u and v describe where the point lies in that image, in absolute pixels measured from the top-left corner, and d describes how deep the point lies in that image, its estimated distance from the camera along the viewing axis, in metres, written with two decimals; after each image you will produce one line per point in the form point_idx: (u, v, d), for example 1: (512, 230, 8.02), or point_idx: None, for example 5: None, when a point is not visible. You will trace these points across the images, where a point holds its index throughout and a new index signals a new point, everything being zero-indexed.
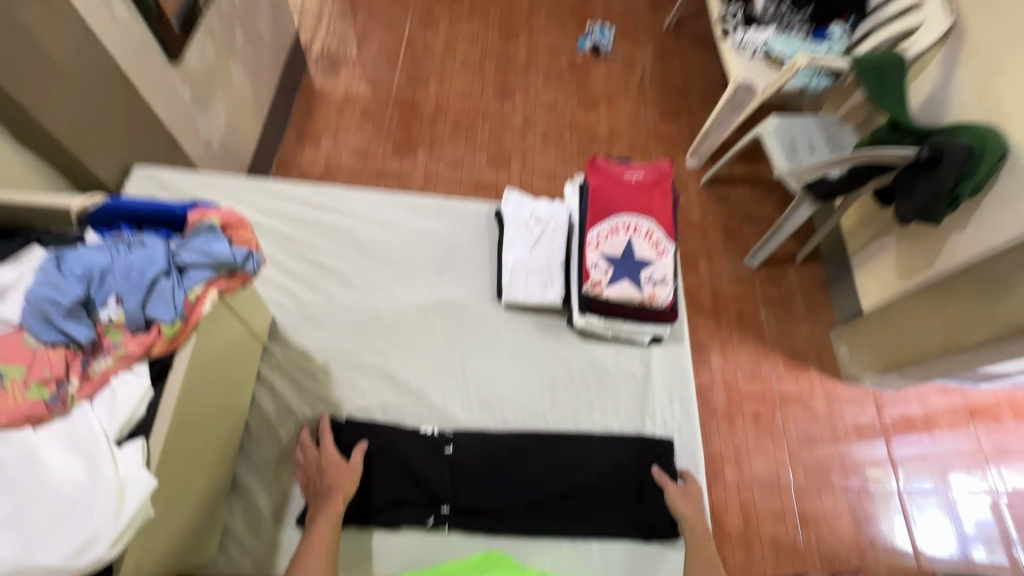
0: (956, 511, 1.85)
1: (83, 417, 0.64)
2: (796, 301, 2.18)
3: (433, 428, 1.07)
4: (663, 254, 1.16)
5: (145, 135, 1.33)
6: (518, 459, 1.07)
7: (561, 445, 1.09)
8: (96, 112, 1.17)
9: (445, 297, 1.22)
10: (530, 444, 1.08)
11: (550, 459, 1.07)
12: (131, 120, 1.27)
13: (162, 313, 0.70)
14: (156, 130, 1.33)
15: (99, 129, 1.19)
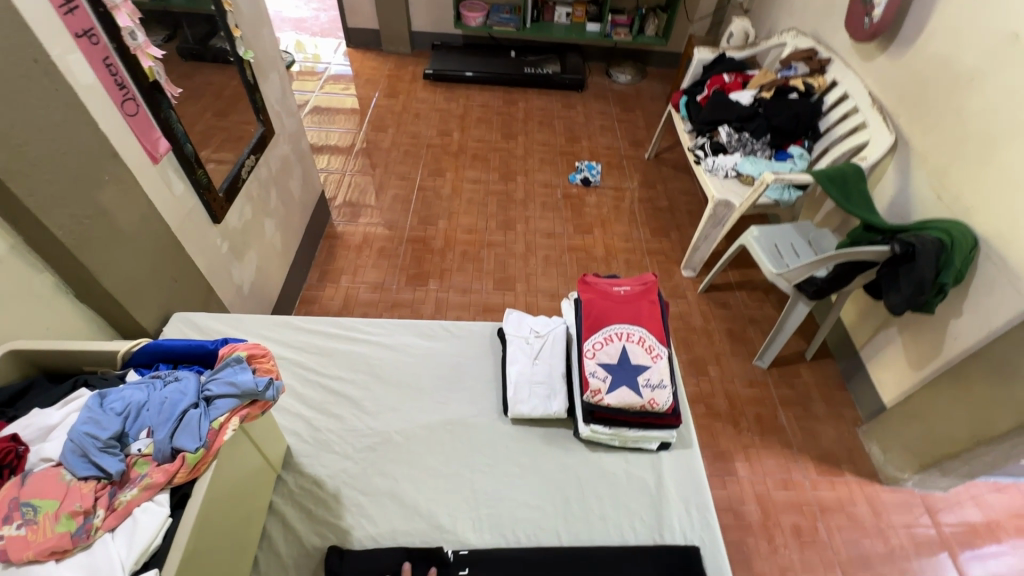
0: None
1: (104, 548, 0.68)
2: (815, 400, 2.14)
3: (448, 549, 1.05)
4: (657, 358, 1.22)
5: (185, 285, 1.50)
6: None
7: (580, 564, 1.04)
8: (149, 269, 1.35)
9: (454, 415, 1.26)
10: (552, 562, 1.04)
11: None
12: (175, 273, 1.45)
13: (187, 442, 0.75)
14: (195, 278, 1.52)
15: (151, 283, 1.37)
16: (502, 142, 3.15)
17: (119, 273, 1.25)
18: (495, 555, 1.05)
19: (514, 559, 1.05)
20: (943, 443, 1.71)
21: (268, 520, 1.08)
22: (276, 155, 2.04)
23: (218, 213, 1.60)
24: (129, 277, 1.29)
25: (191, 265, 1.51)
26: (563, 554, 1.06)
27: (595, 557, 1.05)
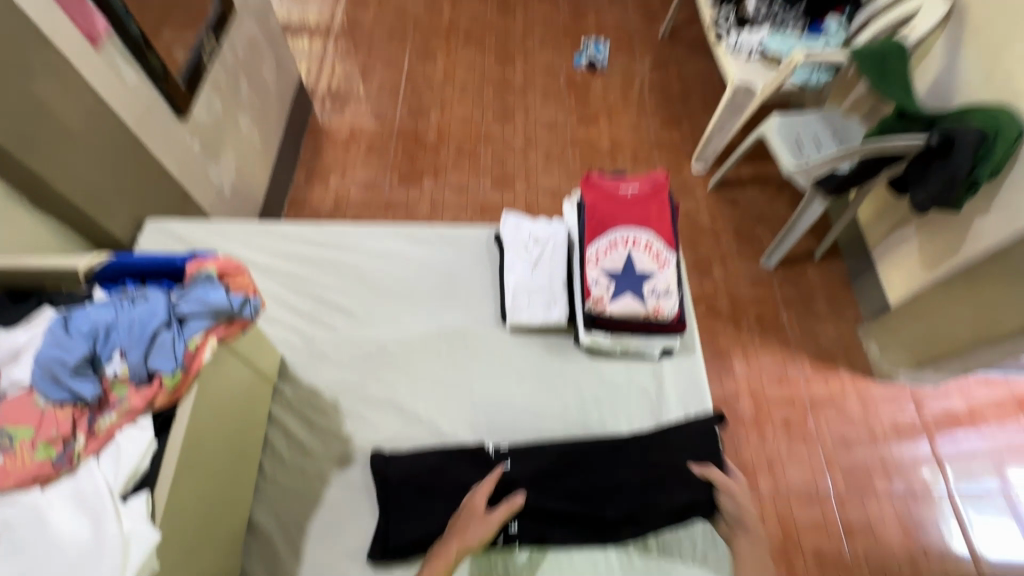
0: (1020, 512, 1.75)
1: (89, 472, 0.65)
2: (819, 299, 2.11)
3: (493, 445, 1.08)
4: (664, 265, 1.14)
5: (157, 189, 1.39)
6: (560, 473, 1.05)
7: (600, 460, 1.07)
8: (111, 174, 1.23)
9: (451, 324, 1.22)
10: (565, 462, 1.06)
11: (596, 470, 1.06)
12: (142, 177, 1.32)
13: (162, 364, 0.71)
14: (168, 183, 1.40)
15: (115, 189, 1.25)
16: (500, 17, 2.78)
17: (74, 175, 1.14)
18: (536, 445, 1.08)
19: (554, 450, 1.07)
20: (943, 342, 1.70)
21: (269, 429, 1.09)
22: (241, 36, 1.78)
23: (181, 105, 1.42)
24: (89, 183, 1.17)
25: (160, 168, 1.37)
26: (571, 456, 1.07)
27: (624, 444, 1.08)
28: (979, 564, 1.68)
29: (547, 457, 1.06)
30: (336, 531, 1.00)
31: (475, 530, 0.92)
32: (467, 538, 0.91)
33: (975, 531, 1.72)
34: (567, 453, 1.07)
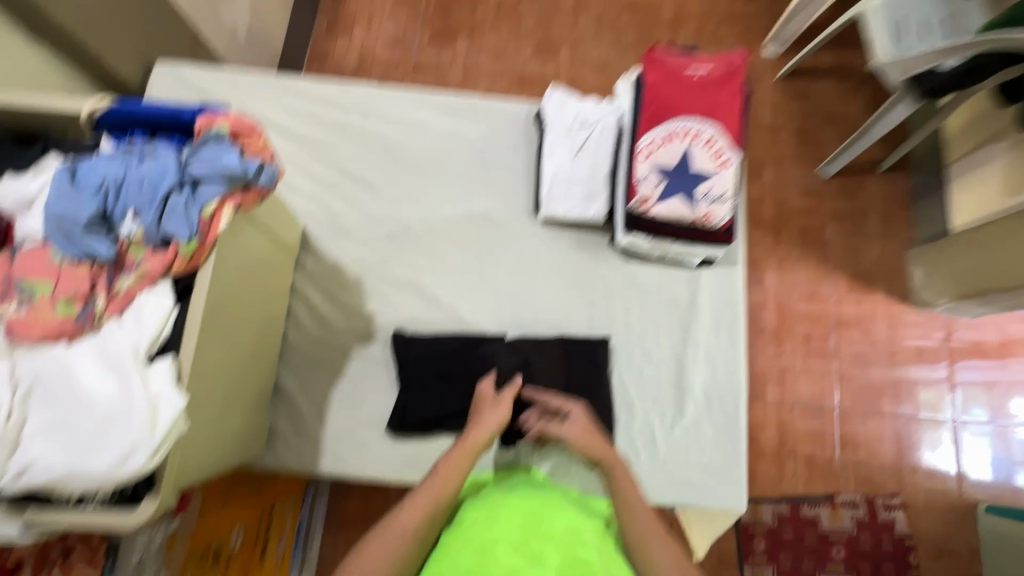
0: (1014, 442, 1.77)
1: (112, 332, 0.64)
2: (872, 217, 1.95)
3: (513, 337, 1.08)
4: (724, 165, 1.02)
5: (162, 27, 1.23)
6: (541, 370, 1.04)
7: (586, 367, 1.06)
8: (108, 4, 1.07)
9: (480, 210, 1.14)
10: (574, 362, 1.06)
11: (566, 370, 1.05)
12: (143, 10, 1.16)
13: (178, 230, 0.67)
14: (173, 20, 1.24)
15: (115, 23, 1.11)
16: None
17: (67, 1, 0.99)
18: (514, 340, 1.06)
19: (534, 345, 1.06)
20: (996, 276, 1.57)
21: (292, 299, 1.08)
22: None
23: None
24: (86, 14, 1.03)
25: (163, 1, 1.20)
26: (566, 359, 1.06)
27: (597, 350, 1.07)
28: (963, 484, 1.75)
29: (524, 353, 1.05)
30: (357, 401, 1.04)
31: (491, 418, 0.89)
32: (483, 423, 0.88)
33: (968, 457, 1.77)
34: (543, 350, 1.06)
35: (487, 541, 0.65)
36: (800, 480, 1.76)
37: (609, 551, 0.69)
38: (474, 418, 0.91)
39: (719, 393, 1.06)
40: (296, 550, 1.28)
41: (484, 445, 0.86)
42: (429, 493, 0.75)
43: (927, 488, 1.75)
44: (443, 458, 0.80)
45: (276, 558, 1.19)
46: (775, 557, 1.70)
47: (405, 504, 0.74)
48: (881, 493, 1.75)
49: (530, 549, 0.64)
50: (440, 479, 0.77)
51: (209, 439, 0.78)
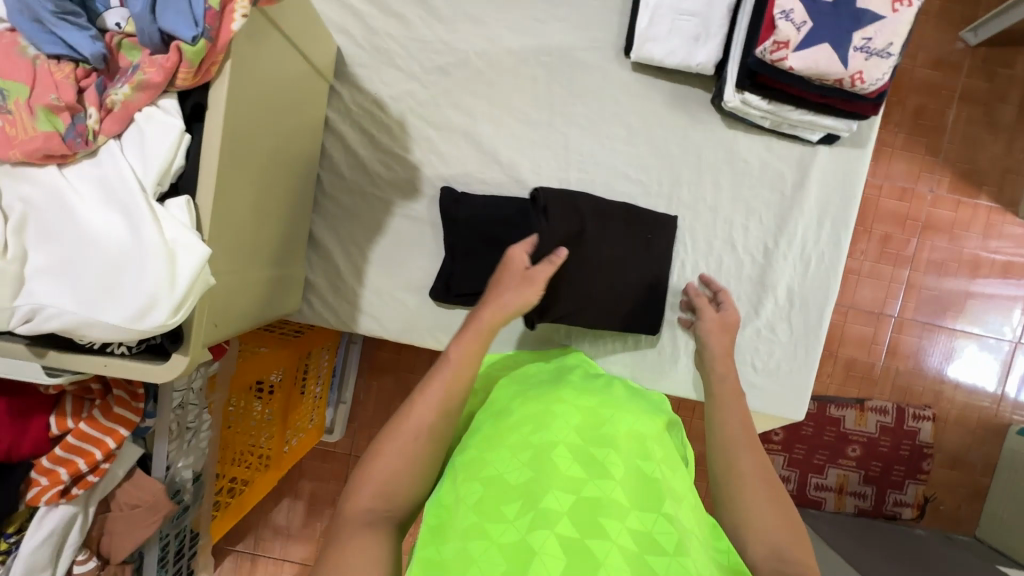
0: None
1: (112, 158, 0.51)
2: (1009, 101, 1.54)
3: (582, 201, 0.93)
4: (901, 8, 0.76)
5: None
6: (600, 242, 0.88)
7: (652, 245, 0.90)
8: None
9: (554, 43, 0.91)
10: (642, 233, 0.90)
11: (625, 242, 0.89)
12: None
13: (178, 27, 0.50)
14: None
15: None
16: None
17: None
18: (569, 197, 0.88)
19: (591, 209, 0.88)
20: None
21: (325, 137, 0.92)
22: None
23: None
24: None
25: None
26: (633, 231, 0.90)
27: (655, 226, 0.90)
28: (1000, 403, 1.60)
29: (580, 220, 0.87)
30: (398, 260, 0.94)
31: (513, 295, 0.74)
32: (504, 301, 0.73)
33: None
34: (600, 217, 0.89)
35: (541, 442, 0.54)
36: (835, 379, 1.62)
37: (680, 468, 0.58)
38: (492, 292, 0.75)
39: (805, 295, 0.93)
40: (332, 388, 1.33)
41: (503, 322, 0.72)
42: (442, 381, 0.63)
43: (963, 407, 1.60)
44: (456, 339, 0.68)
45: (315, 395, 1.23)
46: (789, 450, 1.60)
47: (418, 393, 0.62)
48: (916, 404, 1.60)
49: (592, 456, 0.53)
50: (451, 367, 0.64)
51: (241, 287, 0.70)
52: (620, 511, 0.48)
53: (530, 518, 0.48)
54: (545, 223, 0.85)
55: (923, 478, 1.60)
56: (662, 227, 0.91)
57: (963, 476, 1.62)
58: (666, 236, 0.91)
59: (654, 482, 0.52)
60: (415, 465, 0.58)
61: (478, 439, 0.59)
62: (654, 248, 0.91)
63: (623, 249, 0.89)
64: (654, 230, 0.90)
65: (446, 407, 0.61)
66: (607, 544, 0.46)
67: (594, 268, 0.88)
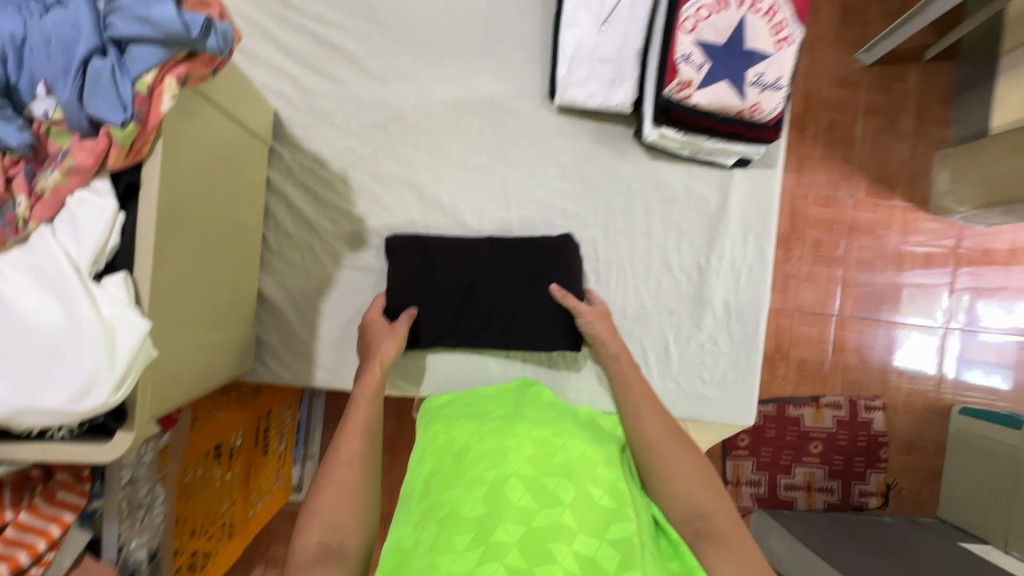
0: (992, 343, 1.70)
1: (44, 243, 0.52)
2: (906, 112, 1.70)
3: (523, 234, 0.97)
4: (783, 45, 0.85)
5: None
6: (490, 280, 0.94)
7: (548, 272, 0.94)
8: None
9: (485, 92, 0.97)
10: (536, 262, 0.94)
11: (510, 273, 0.94)
12: None
13: (107, 113, 0.52)
14: None
15: None
16: None
17: None
18: (423, 239, 0.93)
19: (463, 247, 0.94)
20: None
21: (268, 197, 0.94)
22: None
23: None
24: None
25: None
26: (526, 263, 0.94)
27: (525, 248, 0.95)
28: (942, 386, 1.71)
29: (479, 260, 0.94)
30: (351, 313, 0.96)
31: (389, 342, 0.86)
32: (383, 350, 0.85)
33: (961, 363, 1.70)
34: (462, 247, 0.94)
35: (495, 478, 0.56)
36: (790, 381, 1.70)
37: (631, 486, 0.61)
38: (371, 345, 0.87)
39: (740, 308, 0.99)
40: (298, 446, 1.30)
41: (394, 360, 0.85)
42: (362, 419, 0.76)
43: (909, 393, 1.71)
44: (360, 379, 0.82)
45: (279, 453, 1.20)
46: (756, 453, 1.66)
47: (341, 431, 0.74)
48: (866, 396, 1.70)
49: (543, 488, 0.54)
50: (363, 397, 0.79)
51: (190, 352, 0.71)
52: (568, 534, 0.50)
53: (480, 551, 0.48)
54: (427, 274, 0.93)
55: (882, 466, 1.68)
56: (534, 248, 0.95)
57: (918, 460, 1.71)
58: (538, 255, 0.94)
59: (602, 506, 0.54)
60: (356, 497, 0.67)
61: (437, 482, 0.60)
62: (527, 267, 0.95)
63: (504, 275, 0.94)
64: (546, 254, 0.94)
65: (368, 433, 0.75)
66: (553, 568, 0.46)
67: (496, 299, 0.94)
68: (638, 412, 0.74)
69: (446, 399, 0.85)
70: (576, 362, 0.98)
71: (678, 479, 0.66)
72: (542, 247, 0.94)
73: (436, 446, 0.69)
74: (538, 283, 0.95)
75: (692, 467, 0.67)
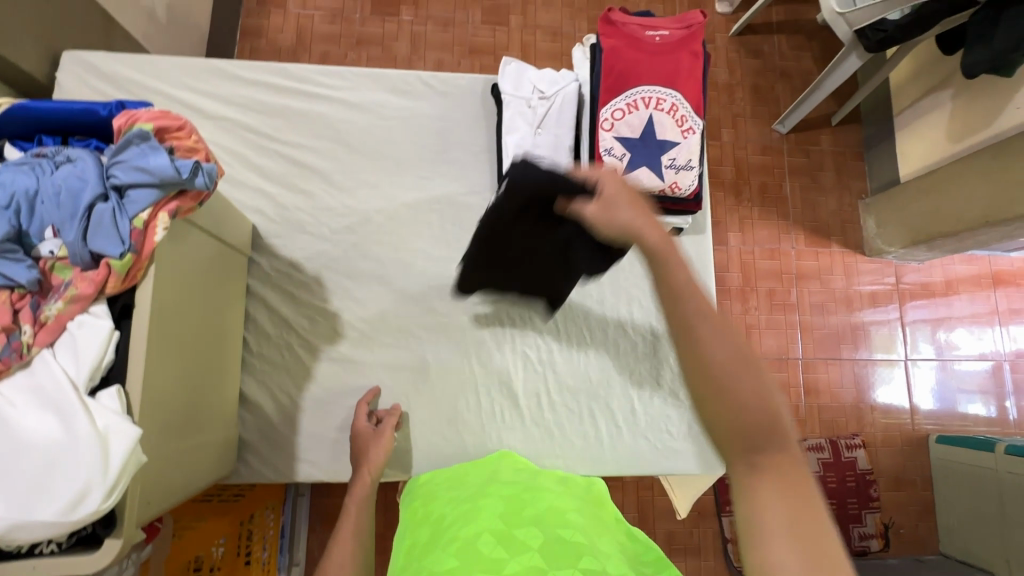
0: (953, 371, 1.80)
1: (45, 365, 0.58)
2: (827, 170, 1.89)
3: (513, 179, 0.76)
4: (688, 133, 1.00)
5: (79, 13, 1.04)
6: (526, 250, 0.86)
7: (548, 211, 0.79)
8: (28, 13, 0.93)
9: (442, 193, 1.09)
10: (533, 207, 0.78)
11: (531, 237, 0.84)
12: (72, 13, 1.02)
13: (107, 247, 0.60)
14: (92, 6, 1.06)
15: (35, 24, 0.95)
16: None
17: None
18: (469, 268, 0.90)
19: (492, 245, 0.85)
20: (945, 221, 1.51)
21: (249, 303, 1.02)
22: None
23: None
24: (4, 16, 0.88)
25: None
26: (528, 215, 0.80)
27: (513, 204, 0.77)
28: (914, 415, 1.77)
29: (508, 248, 0.86)
30: (330, 403, 1.00)
31: (376, 450, 0.92)
32: (371, 461, 0.91)
33: (939, 394, 1.78)
34: (490, 253, 0.87)
35: (468, 536, 0.60)
36: None
37: (602, 530, 0.65)
38: (360, 451, 0.93)
39: None
40: (283, 552, 1.27)
41: (379, 474, 0.92)
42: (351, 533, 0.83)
43: (885, 426, 1.76)
44: (349, 494, 0.89)
45: (263, 561, 1.17)
46: None
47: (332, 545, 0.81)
48: (845, 434, 1.74)
49: (513, 538, 0.58)
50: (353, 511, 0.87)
51: (176, 455, 0.74)
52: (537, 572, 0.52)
53: None
54: (498, 285, 0.96)
55: (876, 505, 1.68)
56: (517, 196, 0.76)
57: (908, 495, 1.72)
58: (527, 205, 0.77)
59: (571, 544, 0.57)
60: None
61: (418, 550, 0.63)
62: (529, 220, 0.81)
63: (527, 240, 0.84)
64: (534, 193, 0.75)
65: (358, 542, 0.81)
66: None
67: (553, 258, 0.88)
68: (702, 347, 0.50)
69: (433, 476, 0.88)
70: (549, 429, 1.03)
71: (730, 389, 0.48)
72: (546, 205, 0.77)
73: (417, 520, 0.72)
74: (555, 228, 0.82)
75: (751, 389, 0.48)
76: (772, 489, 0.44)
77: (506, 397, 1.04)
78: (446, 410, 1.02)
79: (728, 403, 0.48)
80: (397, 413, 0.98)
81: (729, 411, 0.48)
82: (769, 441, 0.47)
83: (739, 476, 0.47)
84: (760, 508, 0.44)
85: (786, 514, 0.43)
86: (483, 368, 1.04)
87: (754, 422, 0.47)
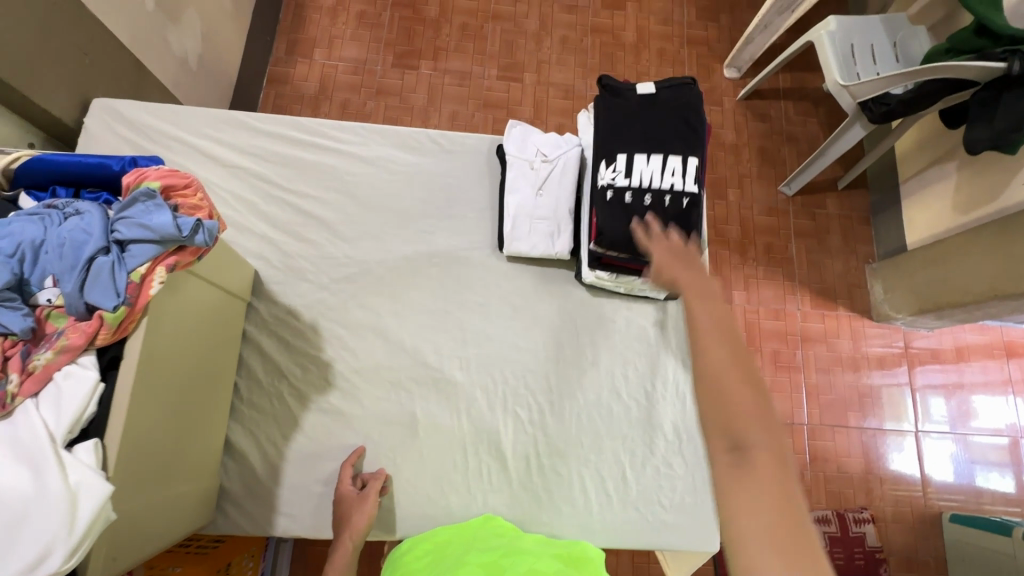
0: (968, 443, 1.72)
1: (26, 415, 0.58)
2: (833, 233, 1.87)
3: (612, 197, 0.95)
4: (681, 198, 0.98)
5: (111, 63, 1.10)
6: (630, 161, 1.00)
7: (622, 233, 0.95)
8: (60, 63, 0.98)
9: (442, 247, 1.11)
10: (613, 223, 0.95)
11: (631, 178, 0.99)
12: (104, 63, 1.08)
13: (101, 299, 0.61)
14: (123, 57, 1.12)
15: (66, 71, 1.00)
16: None
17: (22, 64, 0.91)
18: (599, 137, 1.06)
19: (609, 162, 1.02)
20: (952, 292, 1.50)
21: (244, 349, 1.03)
22: None
23: None
24: (38, 66, 0.93)
25: (116, 37, 1.09)
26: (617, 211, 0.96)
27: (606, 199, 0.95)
28: (926, 488, 1.69)
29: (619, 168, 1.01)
30: (314, 456, 0.99)
31: (359, 515, 0.90)
32: (353, 525, 0.89)
33: (956, 467, 1.70)
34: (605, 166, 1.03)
35: None
36: None
37: None
38: (343, 515, 0.91)
39: (688, 428, 1.05)
40: None
41: (360, 539, 0.89)
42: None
43: (896, 499, 1.67)
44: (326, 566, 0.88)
45: None
46: None
47: None
48: (853, 507, 1.65)
49: None
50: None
51: (153, 506, 0.73)
52: None
53: None
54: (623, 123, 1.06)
55: None
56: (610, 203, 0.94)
57: None
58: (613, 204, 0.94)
59: None
60: None
61: None
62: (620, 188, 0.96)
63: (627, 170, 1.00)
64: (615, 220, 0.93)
65: None
66: None
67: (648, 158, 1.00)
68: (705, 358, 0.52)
69: (418, 541, 0.84)
70: (537, 493, 1.00)
71: (723, 394, 0.49)
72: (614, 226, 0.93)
73: None
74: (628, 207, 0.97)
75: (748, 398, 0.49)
76: (754, 491, 0.44)
77: (494, 457, 1.02)
78: (432, 468, 1.00)
79: (727, 410, 0.48)
80: (381, 477, 0.96)
81: (727, 416, 0.48)
82: (757, 444, 0.46)
83: (722, 475, 0.46)
84: (743, 513, 0.44)
85: (766, 520, 0.43)
86: (472, 426, 1.02)
87: (746, 433, 0.47)
